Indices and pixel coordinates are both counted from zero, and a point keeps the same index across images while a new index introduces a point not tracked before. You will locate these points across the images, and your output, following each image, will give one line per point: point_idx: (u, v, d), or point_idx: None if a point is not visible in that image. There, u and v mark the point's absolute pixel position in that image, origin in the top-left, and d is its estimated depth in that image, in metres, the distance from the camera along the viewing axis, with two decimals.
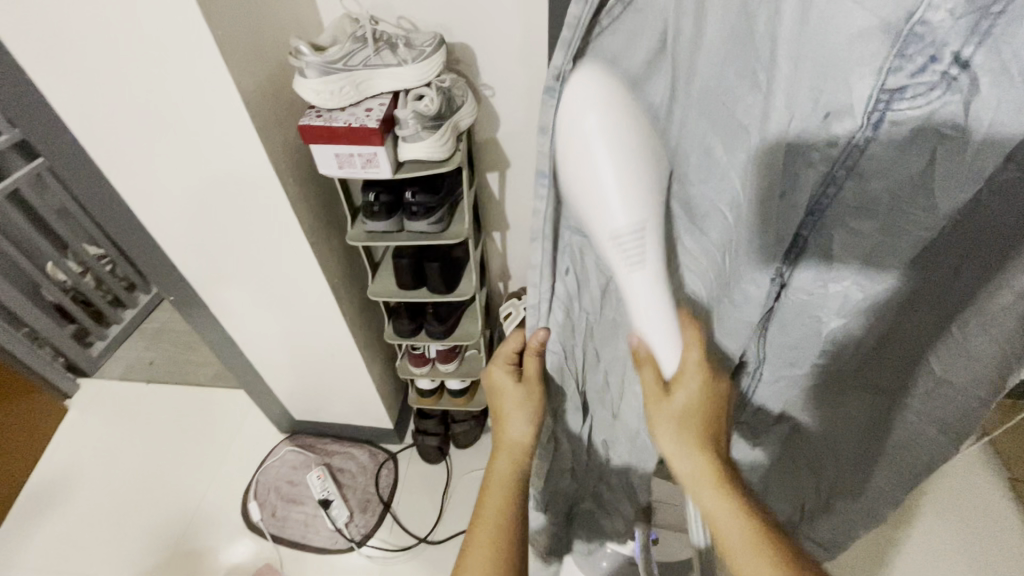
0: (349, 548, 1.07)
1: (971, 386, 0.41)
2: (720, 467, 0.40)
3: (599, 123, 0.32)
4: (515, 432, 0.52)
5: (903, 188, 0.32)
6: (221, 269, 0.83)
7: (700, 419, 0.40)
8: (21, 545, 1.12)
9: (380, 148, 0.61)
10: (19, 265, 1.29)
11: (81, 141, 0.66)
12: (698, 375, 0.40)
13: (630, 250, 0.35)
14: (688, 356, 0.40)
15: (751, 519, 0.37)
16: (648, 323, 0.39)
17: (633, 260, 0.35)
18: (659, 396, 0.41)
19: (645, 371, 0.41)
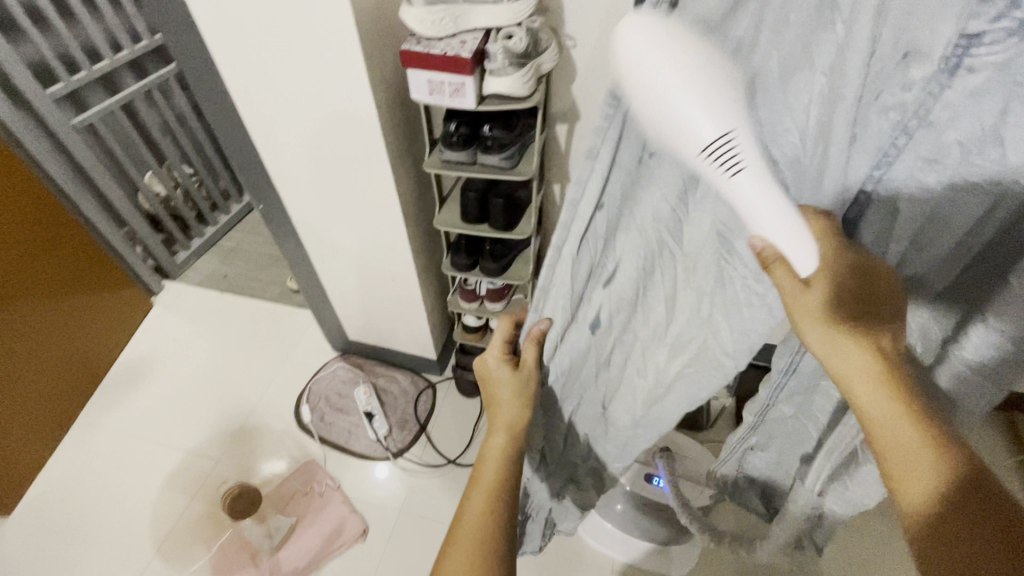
0: (386, 458, 1.17)
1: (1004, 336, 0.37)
2: (883, 361, 0.37)
3: (672, 50, 0.29)
4: (511, 413, 0.56)
5: None
6: (308, 182, 0.91)
7: (846, 306, 0.37)
8: (108, 408, 1.28)
9: (469, 79, 0.67)
10: (126, 170, 1.45)
11: (208, 47, 0.75)
12: (835, 262, 0.36)
13: (726, 160, 0.31)
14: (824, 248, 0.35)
15: (920, 420, 0.36)
16: (762, 221, 0.33)
17: (730, 168, 0.31)
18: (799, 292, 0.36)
19: (775, 271, 0.36)
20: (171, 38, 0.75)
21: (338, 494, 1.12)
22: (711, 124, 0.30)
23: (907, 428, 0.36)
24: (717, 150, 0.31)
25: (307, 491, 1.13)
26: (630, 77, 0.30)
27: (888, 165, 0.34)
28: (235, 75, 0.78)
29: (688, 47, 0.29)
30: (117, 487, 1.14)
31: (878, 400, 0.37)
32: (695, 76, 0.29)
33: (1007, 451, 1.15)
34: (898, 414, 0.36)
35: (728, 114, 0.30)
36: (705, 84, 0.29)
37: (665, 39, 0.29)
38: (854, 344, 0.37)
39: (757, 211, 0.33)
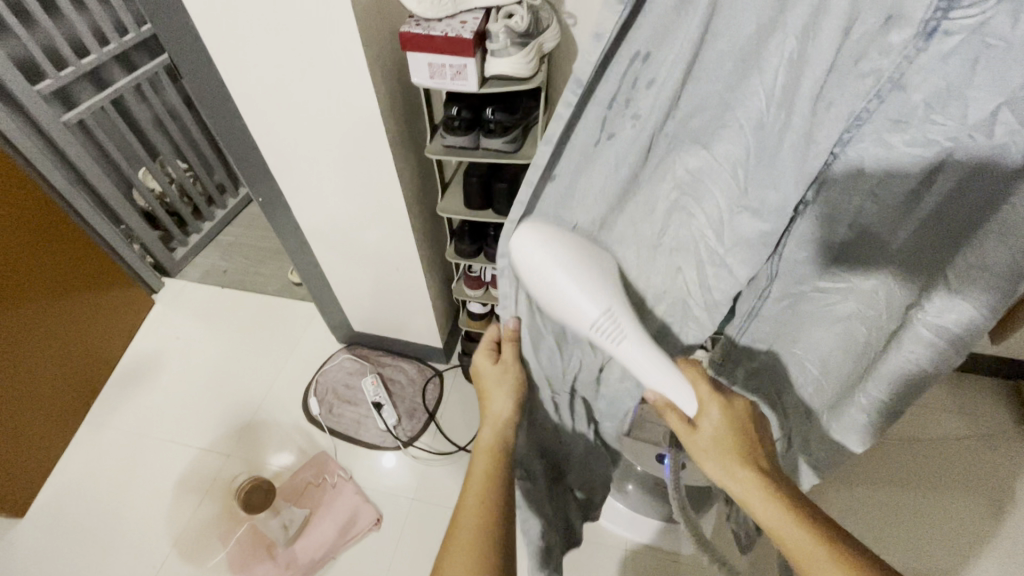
0: (396, 447, 1.17)
1: (981, 297, 0.41)
2: (762, 475, 0.48)
3: (550, 254, 0.40)
4: (499, 408, 0.56)
5: (938, 99, 0.35)
6: (307, 173, 0.90)
7: (730, 440, 0.50)
8: (115, 407, 1.28)
9: (471, 60, 0.66)
10: (119, 166, 1.42)
11: (200, 37, 0.73)
12: (715, 402, 0.50)
13: (609, 330, 0.42)
14: (700, 389, 0.50)
15: (800, 517, 0.44)
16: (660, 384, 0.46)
17: (613, 334, 0.43)
18: (688, 431, 0.50)
19: (668, 415, 0.50)
20: (161, 27, 0.72)
21: (350, 484, 1.12)
22: (588, 310, 0.41)
23: (798, 530, 0.43)
24: (604, 322, 0.42)
25: (319, 482, 1.13)
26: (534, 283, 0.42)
27: (857, 125, 0.39)
28: (229, 65, 0.76)
29: (567, 263, 0.41)
30: (130, 485, 1.14)
31: (771, 509, 0.45)
32: (578, 282, 0.41)
33: (1014, 421, 1.15)
34: (792, 520, 0.44)
35: (603, 300, 0.42)
36: (580, 287, 0.41)
37: (551, 252, 0.41)
38: (744, 469, 0.48)
39: (642, 369, 0.45)
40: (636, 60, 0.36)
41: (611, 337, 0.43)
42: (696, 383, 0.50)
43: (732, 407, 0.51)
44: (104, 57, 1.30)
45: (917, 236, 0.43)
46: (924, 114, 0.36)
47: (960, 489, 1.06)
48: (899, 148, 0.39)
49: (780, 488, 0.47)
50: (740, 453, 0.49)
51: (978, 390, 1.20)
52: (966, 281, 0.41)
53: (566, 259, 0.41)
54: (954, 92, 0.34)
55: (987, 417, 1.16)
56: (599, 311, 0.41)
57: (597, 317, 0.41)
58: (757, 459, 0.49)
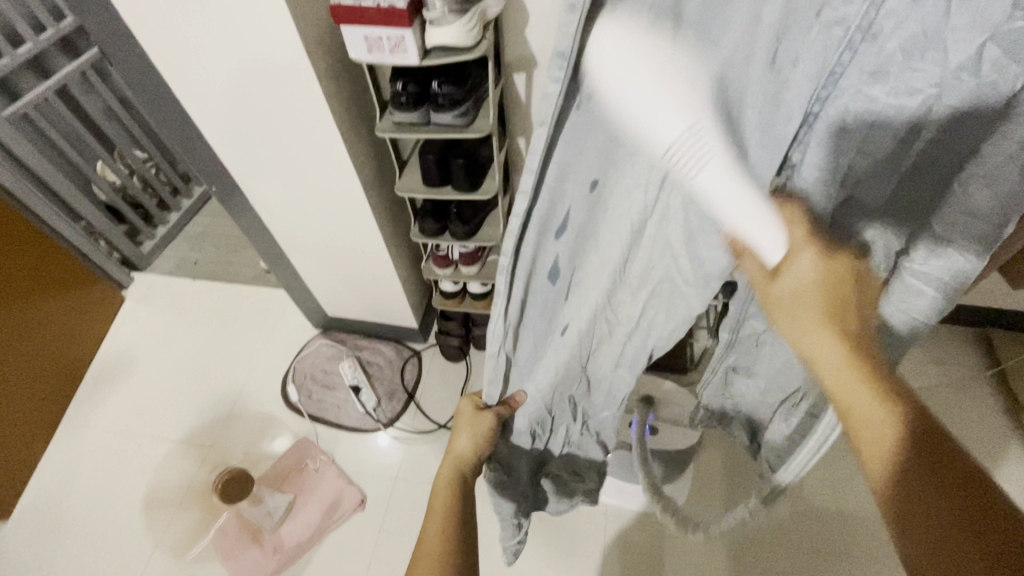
0: (377, 428, 1.18)
1: (971, 241, 0.40)
2: (859, 342, 0.38)
3: (657, 56, 0.30)
4: (460, 447, 0.64)
5: (916, 44, 0.32)
6: (259, 160, 0.87)
7: (823, 296, 0.39)
8: (92, 406, 1.27)
9: (408, 31, 0.63)
10: (72, 160, 1.38)
11: (125, 23, 0.69)
12: (807, 247, 0.39)
13: (691, 153, 0.32)
14: (791, 230, 0.39)
15: (882, 390, 0.36)
16: (738, 221, 0.36)
17: (698, 157, 0.32)
18: (766, 280, 0.40)
19: (746, 260, 0.41)
20: (83, 13, 0.68)
21: (333, 468, 1.13)
22: (667, 126, 0.30)
23: (864, 388, 0.37)
24: (683, 142, 0.31)
25: (301, 467, 1.14)
26: (607, 75, 0.31)
27: (832, 79, 0.35)
28: (160, 49, 0.72)
29: (670, 67, 0.30)
30: (114, 482, 1.15)
31: (842, 365, 0.38)
32: (672, 84, 0.30)
33: (980, 367, 1.17)
34: (861, 382, 0.37)
35: (692, 112, 0.30)
36: (670, 85, 0.30)
37: (657, 66, 0.30)
38: (830, 329, 0.38)
39: (728, 200, 0.35)
40: (593, 29, 0.34)
41: (687, 165, 0.32)
42: (790, 221, 0.39)
43: (833, 256, 0.40)
44: (41, 45, 1.23)
45: (901, 185, 0.42)
46: (903, 62, 0.33)
47: None
48: (885, 101, 0.35)
49: (862, 344, 0.38)
50: (829, 309, 0.39)
51: (948, 337, 1.22)
52: (953, 221, 0.40)
53: (665, 47, 0.30)
54: (932, 38, 0.32)
55: (956, 364, 1.18)
56: (681, 129, 0.31)
57: (675, 140, 0.31)
58: (850, 312, 0.39)
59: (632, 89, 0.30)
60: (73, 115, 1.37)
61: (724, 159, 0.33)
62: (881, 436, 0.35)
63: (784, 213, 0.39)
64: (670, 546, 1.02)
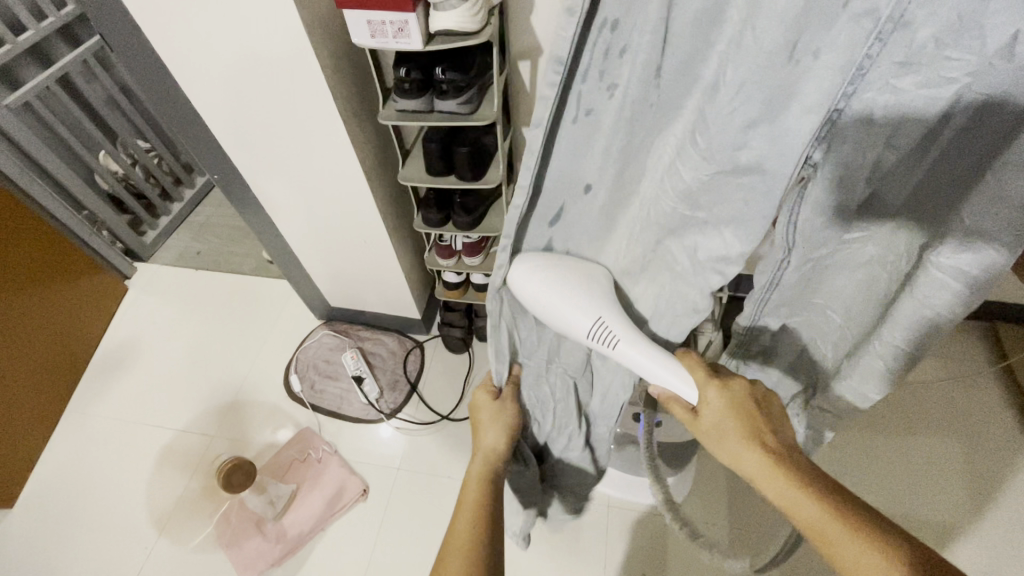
0: (380, 419, 1.18)
1: (1001, 234, 0.40)
2: (772, 456, 0.49)
3: (547, 275, 0.53)
4: (488, 440, 0.64)
5: (947, 32, 0.34)
6: (261, 148, 0.87)
7: (734, 421, 0.52)
8: (96, 395, 1.28)
9: (412, 16, 0.62)
10: (75, 149, 1.37)
11: (124, 7, 0.68)
12: (710, 386, 0.53)
13: (601, 336, 0.53)
14: (700, 387, 0.53)
15: (812, 495, 0.45)
16: (656, 376, 0.54)
17: (606, 342, 0.53)
18: (692, 421, 0.54)
19: (673, 406, 0.55)
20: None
21: (335, 458, 1.13)
22: (582, 323, 0.53)
23: (797, 498, 0.45)
24: (594, 333, 0.53)
25: (304, 457, 1.14)
26: (524, 294, 0.54)
27: (860, 75, 0.37)
28: (161, 35, 0.71)
29: (557, 279, 0.53)
30: (117, 471, 1.15)
31: (788, 490, 0.46)
32: (565, 302, 0.53)
33: (985, 361, 1.17)
34: (807, 498, 0.45)
35: (592, 313, 0.53)
36: (567, 299, 0.53)
37: (569, 297, 0.53)
38: (750, 447, 0.50)
39: (638, 363, 0.54)
40: (605, 27, 0.38)
41: (607, 345, 0.54)
42: (692, 369, 0.54)
43: (732, 388, 0.54)
44: (42, 33, 1.23)
45: (927, 180, 0.43)
46: (933, 51, 0.35)
47: (933, 432, 1.08)
48: (911, 91, 0.37)
49: (794, 467, 0.48)
50: (746, 430, 0.52)
51: (953, 332, 1.21)
52: (987, 210, 0.40)
53: (552, 268, 0.54)
54: (969, 21, 0.33)
55: (962, 359, 1.17)
56: (590, 323, 0.53)
57: (586, 330, 0.53)
58: (765, 436, 0.51)
59: (545, 298, 0.53)
60: (75, 103, 1.36)
61: (627, 330, 0.54)
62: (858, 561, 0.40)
63: (686, 361, 0.55)
64: (671, 538, 1.02)
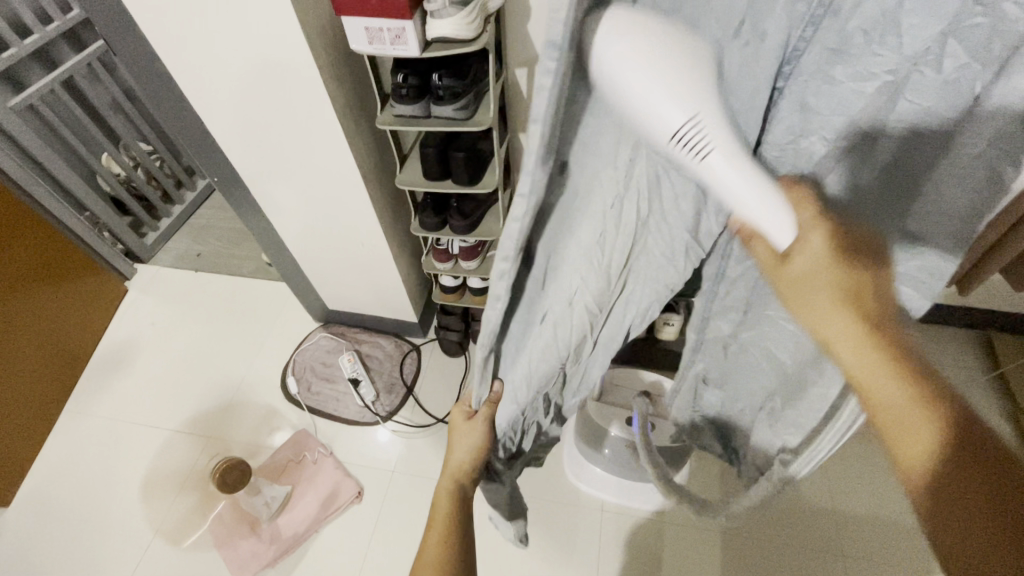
0: (375, 422, 1.18)
1: (947, 235, 0.39)
2: (867, 318, 0.35)
3: (646, 45, 0.28)
4: (457, 457, 0.65)
5: (875, 26, 0.32)
6: (261, 152, 0.88)
7: (832, 272, 0.36)
8: (93, 396, 1.28)
9: (408, 23, 0.63)
10: (78, 151, 1.38)
11: (127, 12, 0.69)
12: (815, 228, 0.36)
13: (693, 144, 0.30)
14: (800, 215, 0.37)
15: (896, 370, 0.34)
16: (748, 206, 0.33)
17: (697, 153, 0.30)
18: (776, 265, 0.38)
19: (756, 246, 0.38)
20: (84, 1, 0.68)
21: (331, 460, 1.14)
22: (671, 115, 0.28)
23: (870, 354, 0.35)
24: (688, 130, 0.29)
25: (300, 459, 1.14)
26: (598, 71, 0.28)
27: (796, 54, 0.35)
28: (163, 39, 0.72)
29: (654, 51, 0.28)
30: (114, 471, 1.16)
31: (866, 357, 0.35)
32: (667, 79, 0.28)
33: (980, 369, 1.17)
34: (885, 371, 0.35)
35: (692, 102, 0.29)
36: (659, 72, 0.28)
37: (656, 52, 0.27)
38: (841, 308, 0.36)
39: (734, 190, 0.32)
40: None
41: (693, 160, 0.30)
42: (798, 207, 0.37)
43: (839, 233, 0.37)
44: (48, 37, 1.24)
45: (875, 184, 0.39)
46: (863, 44, 0.33)
47: None
48: (843, 83, 0.35)
49: (885, 330, 0.35)
50: (844, 291, 0.36)
51: (948, 339, 1.22)
52: (929, 217, 0.39)
53: (665, 38, 0.28)
54: (890, 20, 0.31)
55: (956, 367, 1.17)
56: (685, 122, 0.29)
57: (681, 131, 0.29)
58: (867, 286, 0.36)
59: (633, 80, 0.28)
60: (79, 106, 1.38)
61: (728, 144, 0.31)
62: (916, 446, 0.33)
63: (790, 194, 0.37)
64: (665, 543, 1.02)
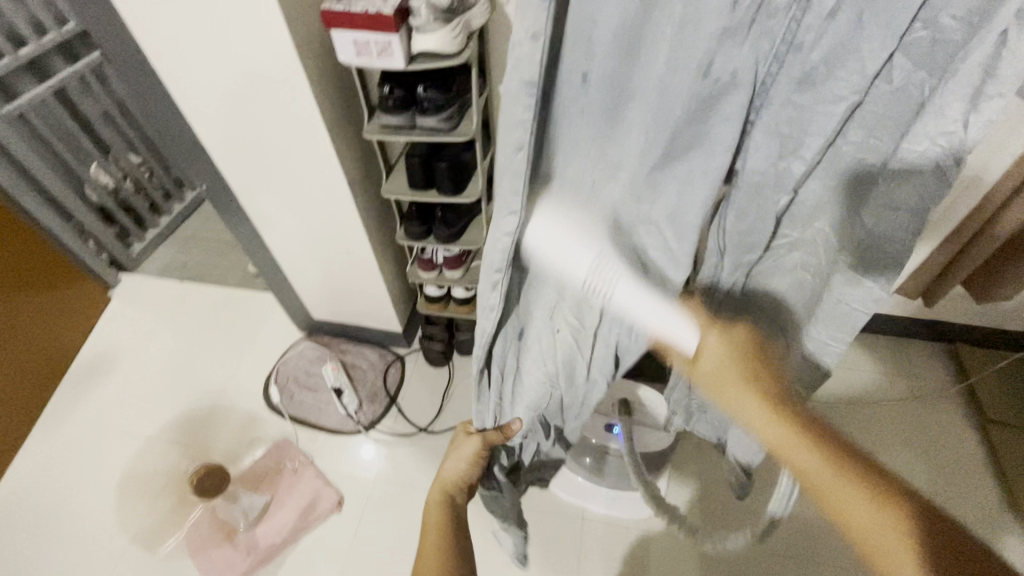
0: (358, 431, 1.18)
1: (899, 227, 0.48)
2: (777, 407, 0.50)
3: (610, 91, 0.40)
4: (450, 469, 0.68)
5: (835, 53, 0.39)
6: (249, 161, 0.90)
7: (735, 366, 0.53)
8: (70, 405, 1.26)
9: (393, 37, 0.66)
10: (66, 160, 1.39)
11: (124, 22, 0.72)
12: (711, 330, 0.54)
13: (603, 275, 0.50)
14: (703, 334, 0.54)
15: (824, 453, 0.46)
16: (659, 322, 0.54)
17: (605, 280, 0.50)
18: (692, 366, 0.54)
19: (675, 357, 0.56)
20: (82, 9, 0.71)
21: (311, 469, 1.13)
22: (577, 270, 0.50)
23: (813, 460, 0.46)
24: (593, 275, 0.50)
25: (279, 468, 1.14)
26: (541, 260, 0.51)
27: (766, 88, 0.43)
28: (158, 50, 0.75)
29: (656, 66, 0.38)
30: (86, 483, 1.13)
31: (784, 437, 0.48)
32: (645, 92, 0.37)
33: (950, 380, 1.20)
34: (806, 447, 0.47)
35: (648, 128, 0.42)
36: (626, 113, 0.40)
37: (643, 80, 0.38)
38: (750, 398, 0.51)
39: (639, 310, 0.53)
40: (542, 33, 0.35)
41: (605, 286, 0.51)
42: (694, 315, 0.56)
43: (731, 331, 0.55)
44: (42, 48, 1.27)
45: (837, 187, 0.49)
46: (825, 72, 0.41)
47: (899, 452, 1.11)
48: (812, 106, 0.43)
49: (796, 417, 0.49)
50: (749, 380, 0.51)
51: (917, 351, 1.25)
52: (880, 211, 0.48)
53: (576, 227, 0.48)
54: (850, 48, 0.39)
55: (927, 379, 1.20)
56: (589, 264, 0.50)
57: (586, 272, 0.50)
58: (766, 379, 0.52)
59: (557, 246, 0.49)
60: (70, 117, 1.39)
61: (630, 281, 0.52)
62: (860, 517, 0.42)
63: (687, 306, 0.56)
64: (644, 555, 1.01)
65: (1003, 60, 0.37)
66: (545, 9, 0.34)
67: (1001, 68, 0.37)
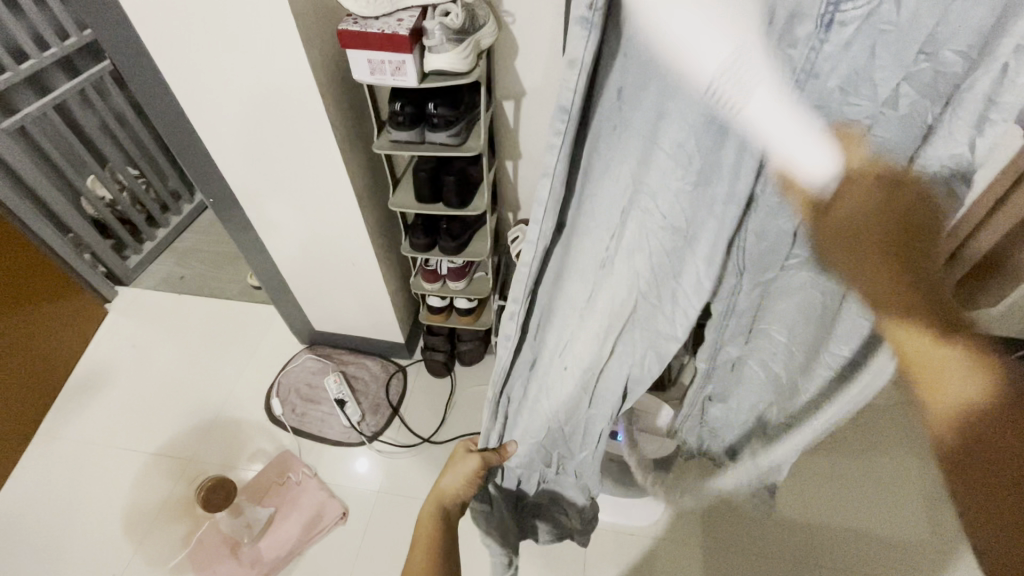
0: (361, 442, 1.19)
1: None
2: (909, 260, 0.40)
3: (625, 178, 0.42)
4: (446, 483, 0.69)
5: (849, 83, 0.37)
6: (259, 175, 0.91)
7: (886, 204, 0.39)
8: (67, 419, 1.25)
9: (409, 56, 0.68)
10: (64, 173, 1.39)
11: (139, 40, 0.73)
12: (864, 166, 0.39)
13: (724, 92, 0.36)
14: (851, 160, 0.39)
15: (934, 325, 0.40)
16: (786, 147, 0.39)
17: (732, 95, 0.36)
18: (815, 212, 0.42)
19: (794, 193, 0.42)
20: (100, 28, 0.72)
21: (315, 481, 1.13)
22: (706, 56, 0.34)
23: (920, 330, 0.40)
24: (724, 76, 0.35)
25: (283, 480, 1.14)
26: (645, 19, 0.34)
27: None
28: (172, 67, 0.76)
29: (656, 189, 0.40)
30: (86, 499, 1.12)
31: (900, 298, 0.41)
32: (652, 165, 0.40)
33: None
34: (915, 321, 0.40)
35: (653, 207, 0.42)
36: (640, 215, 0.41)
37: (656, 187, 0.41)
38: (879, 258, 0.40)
39: (772, 126, 0.37)
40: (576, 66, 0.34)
41: (734, 99, 0.36)
42: (845, 145, 0.39)
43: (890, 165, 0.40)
44: (44, 62, 1.27)
45: None
46: (840, 101, 0.38)
47: None
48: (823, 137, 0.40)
49: (924, 279, 0.40)
50: (890, 233, 0.40)
51: None
52: None
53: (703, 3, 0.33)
54: (863, 77, 0.37)
55: None
56: (715, 69, 0.35)
57: (719, 67, 0.35)
58: (912, 229, 0.40)
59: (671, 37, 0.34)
60: (69, 130, 1.39)
61: (765, 96, 0.36)
62: (958, 385, 0.39)
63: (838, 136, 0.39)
64: (648, 561, 1.03)
65: (1008, 88, 0.35)
66: (585, 43, 0.33)
67: (1005, 96, 0.35)
